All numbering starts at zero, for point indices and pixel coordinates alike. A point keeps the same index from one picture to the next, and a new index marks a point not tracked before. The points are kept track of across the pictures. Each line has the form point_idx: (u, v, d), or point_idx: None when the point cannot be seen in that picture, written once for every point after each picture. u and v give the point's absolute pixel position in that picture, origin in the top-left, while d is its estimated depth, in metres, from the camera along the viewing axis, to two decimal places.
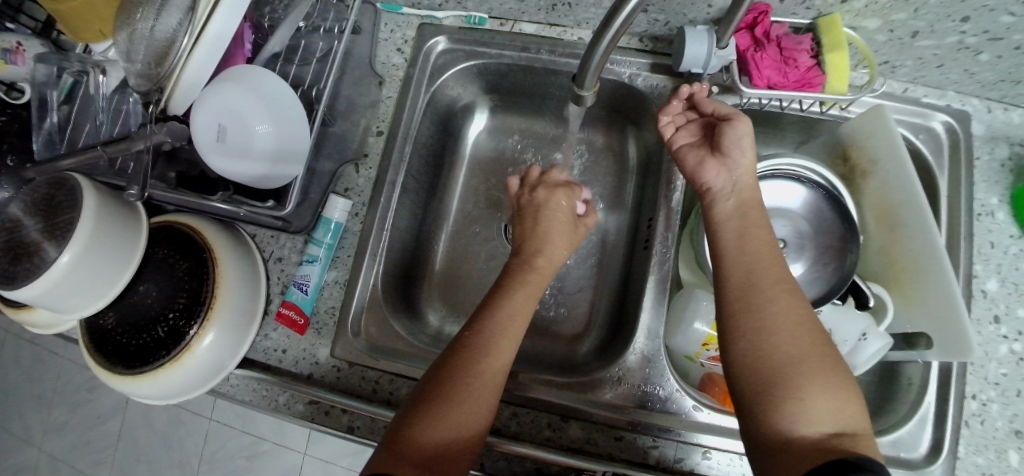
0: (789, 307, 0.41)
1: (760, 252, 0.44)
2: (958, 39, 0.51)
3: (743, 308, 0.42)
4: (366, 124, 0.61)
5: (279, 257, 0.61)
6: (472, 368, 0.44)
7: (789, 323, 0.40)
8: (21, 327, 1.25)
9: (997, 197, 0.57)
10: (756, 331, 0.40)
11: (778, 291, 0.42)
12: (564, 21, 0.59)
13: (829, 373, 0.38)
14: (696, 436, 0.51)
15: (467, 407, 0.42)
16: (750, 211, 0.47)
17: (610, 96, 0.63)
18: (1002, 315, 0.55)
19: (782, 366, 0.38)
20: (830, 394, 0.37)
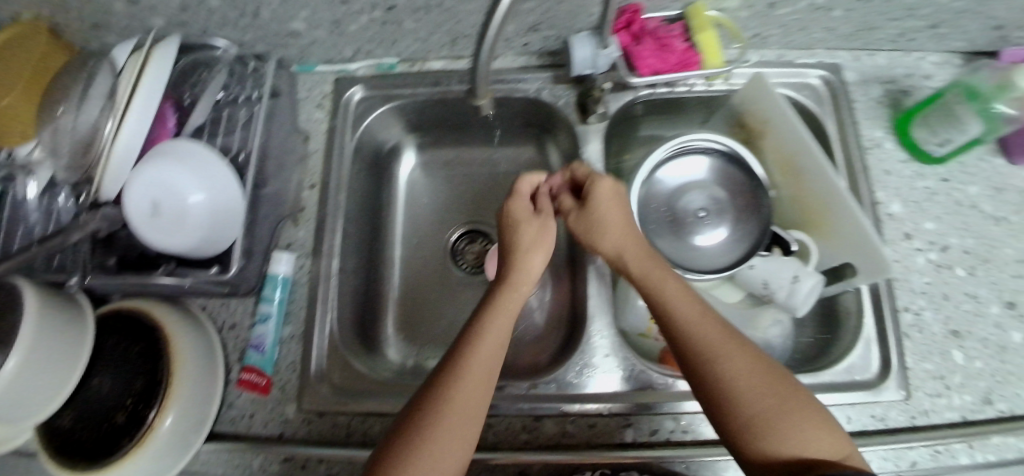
0: (741, 348, 0.43)
1: (686, 298, 0.46)
2: (810, 2, 0.57)
3: (699, 359, 0.43)
4: (299, 180, 0.62)
5: (232, 324, 0.60)
6: (454, 412, 0.40)
7: (742, 367, 0.42)
8: None
9: (881, 130, 0.63)
10: (718, 380, 0.41)
11: (726, 334, 0.44)
12: (466, 53, 0.64)
13: (794, 406, 0.40)
14: (684, 404, 0.53)
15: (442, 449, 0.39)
16: (653, 260, 0.49)
17: (522, 113, 0.67)
18: (912, 232, 0.60)
19: (753, 409, 0.40)
20: (803, 431, 0.39)
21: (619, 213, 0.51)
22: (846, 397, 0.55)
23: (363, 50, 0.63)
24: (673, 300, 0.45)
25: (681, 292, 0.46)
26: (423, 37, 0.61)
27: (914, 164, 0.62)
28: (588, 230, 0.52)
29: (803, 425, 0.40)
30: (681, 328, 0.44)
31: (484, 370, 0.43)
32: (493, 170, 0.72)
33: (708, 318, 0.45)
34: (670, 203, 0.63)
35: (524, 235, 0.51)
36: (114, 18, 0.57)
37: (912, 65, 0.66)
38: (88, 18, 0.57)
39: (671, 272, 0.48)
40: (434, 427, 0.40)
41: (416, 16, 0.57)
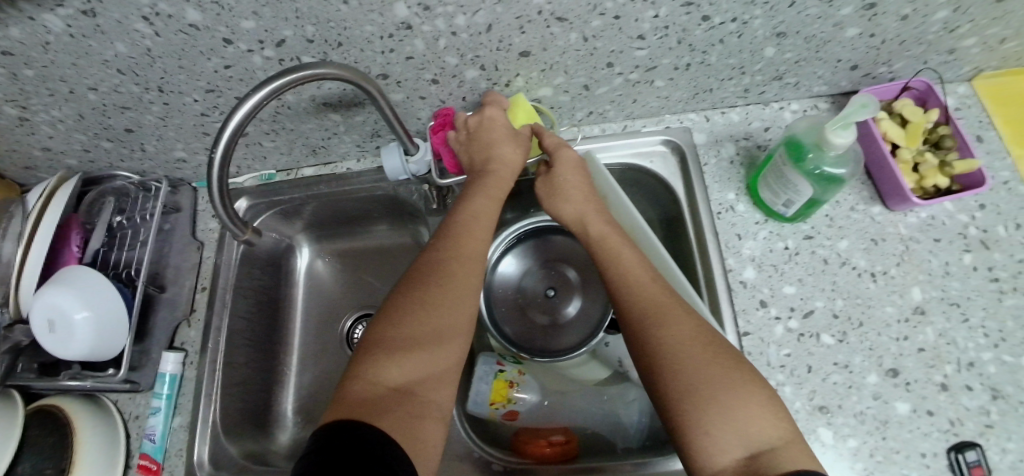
0: (685, 320, 0.44)
1: (645, 272, 0.49)
2: (624, 78, 0.58)
3: (644, 322, 0.45)
4: (192, 283, 0.69)
5: (137, 414, 0.66)
6: (421, 327, 0.44)
7: (689, 335, 0.43)
8: None
9: (733, 192, 0.61)
10: (654, 343, 0.43)
11: (677, 305, 0.46)
12: (331, 159, 0.71)
13: (741, 381, 0.40)
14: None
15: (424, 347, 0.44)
16: (612, 231, 0.53)
17: (390, 205, 0.72)
18: (768, 298, 0.57)
19: (690, 378, 0.41)
20: (742, 410, 0.39)
21: (576, 175, 0.57)
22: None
23: (244, 166, 0.71)
24: (626, 272, 0.49)
25: (635, 263, 0.50)
26: (286, 152, 0.68)
27: (769, 224, 0.59)
28: (556, 190, 0.57)
29: (748, 406, 0.39)
30: (630, 298, 0.47)
31: (451, 287, 0.47)
32: (379, 256, 0.78)
33: (659, 289, 0.47)
34: (517, 285, 0.64)
35: (492, 145, 0.55)
36: (34, 163, 0.68)
37: (769, 118, 0.64)
38: (18, 166, 0.68)
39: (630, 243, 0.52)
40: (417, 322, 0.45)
41: (271, 137, 0.65)
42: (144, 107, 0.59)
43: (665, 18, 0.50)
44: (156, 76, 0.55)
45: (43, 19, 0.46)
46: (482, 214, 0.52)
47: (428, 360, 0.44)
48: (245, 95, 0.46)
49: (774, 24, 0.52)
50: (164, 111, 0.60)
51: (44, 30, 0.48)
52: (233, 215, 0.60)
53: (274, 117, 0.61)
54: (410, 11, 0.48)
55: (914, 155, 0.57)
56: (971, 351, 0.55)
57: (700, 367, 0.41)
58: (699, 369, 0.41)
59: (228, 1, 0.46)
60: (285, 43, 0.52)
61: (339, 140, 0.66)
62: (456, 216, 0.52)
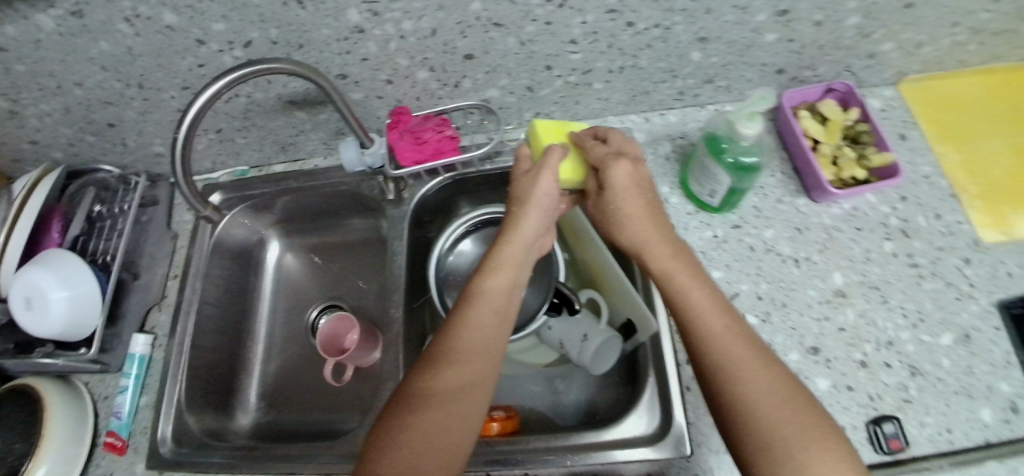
0: (766, 368, 0.46)
1: (721, 313, 0.50)
2: (564, 80, 0.63)
3: (719, 373, 0.46)
4: (165, 271, 0.74)
5: (107, 394, 0.70)
6: (467, 364, 0.49)
7: (770, 386, 0.45)
8: None
9: (668, 186, 0.65)
10: (729, 394, 0.45)
11: (751, 348, 0.47)
12: (300, 156, 0.75)
13: (822, 432, 0.43)
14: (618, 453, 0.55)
15: (466, 396, 0.48)
16: (680, 265, 0.53)
17: (353, 200, 0.76)
18: None
19: (776, 432, 0.43)
20: (826, 464, 0.41)
21: (636, 198, 0.56)
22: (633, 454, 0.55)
23: (219, 162, 0.76)
24: (696, 313, 0.50)
25: (711, 303, 0.50)
26: (258, 149, 0.73)
27: (701, 214, 0.64)
28: (618, 215, 0.56)
29: (823, 458, 0.41)
30: (712, 338, 0.48)
31: (490, 324, 0.52)
32: (343, 248, 0.81)
33: (736, 331, 0.48)
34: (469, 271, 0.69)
35: (548, 178, 0.56)
36: (21, 155, 0.72)
37: (704, 118, 0.69)
38: (6, 158, 0.73)
39: (699, 276, 0.52)
40: (456, 369, 0.49)
41: (241, 133, 0.70)
42: (126, 102, 0.65)
43: (593, 24, 0.55)
44: (136, 74, 0.60)
45: (36, 19, 0.52)
46: (510, 261, 0.56)
47: (464, 405, 0.47)
48: (207, 84, 0.51)
49: (695, 30, 0.57)
50: (143, 106, 0.66)
51: (36, 29, 0.53)
52: (198, 194, 0.65)
53: (244, 114, 0.66)
54: (362, 17, 0.54)
55: (833, 150, 0.63)
56: (888, 331, 0.60)
57: (775, 420, 0.43)
58: (774, 423, 0.43)
59: (200, 4, 0.52)
60: (252, 45, 0.58)
61: (305, 138, 0.71)
62: (496, 260, 0.56)
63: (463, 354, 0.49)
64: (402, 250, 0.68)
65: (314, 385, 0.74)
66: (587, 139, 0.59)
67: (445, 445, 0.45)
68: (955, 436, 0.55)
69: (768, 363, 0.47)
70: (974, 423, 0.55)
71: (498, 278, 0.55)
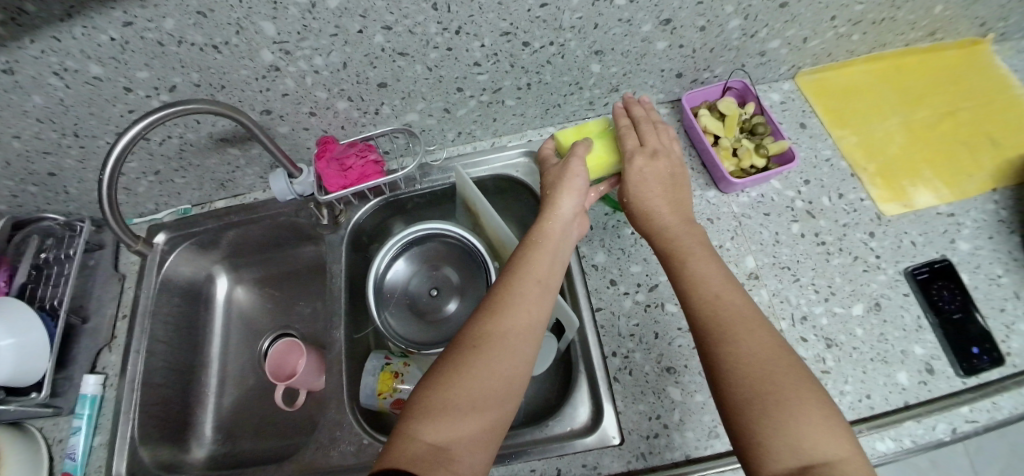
0: (754, 329, 0.46)
1: (722, 282, 0.50)
2: (477, 100, 0.68)
3: (718, 333, 0.46)
4: (115, 311, 0.76)
5: (60, 438, 0.71)
6: (500, 335, 0.48)
7: (767, 345, 0.45)
8: None
9: None
10: (721, 355, 0.45)
11: (747, 312, 0.47)
12: (240, 191, 0.79)
13: (814, 388, 0.42)
14: (576, 442, 0.57)
15: (481, 382, 0.45)
16: (695, 241, 0.54)
17: (294, 229, 0.79)
18: (617, 277, 0.65)
19: (765, 386, 0.42)
20: (815, 416, 0.40)
21: (655, 187, 0.58)
22: (569, 443, 0.58)
23: (161, 202, 0.79)
24: (700, 281, 0.50)
25: (711, 274, 0.51)
26: (197, 186, 0.76)
27: (615, 214, 0.70)
28: (635, 204, 0.58)
29: (810, 417, 0.40)
30: (707, 304, 0.48)
31: (527, 298, 0.51)
32: (293, 275, 0.84)
33: (739, 296, 0.49)
34: (405, 289, 0.71)
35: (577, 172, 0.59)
36: None
37: None
38: None
39: (710, 253, 0.53)
40: (480, 354, 0.47)
41: (180, 173, 0.73)
42: (64, 151, 0.68)
43: (491, 47, 0.60)
44: (71, 123, 0.64)
45: None
46: (537, 251, 0.55)
47: (480, 391, 0.45)
48: (127, 128, 0.55)
49: (588, 44, 0.62)
50: (81, 154, 0.69)
51: None
52: (128, 228, 0.68)
53: (179, 154, 0.70)
54: (275, 56, 0.58)
55: (732, 143, 0.69)
56: (803, 306, 0.64)
57: (773, 379, 0.42)
58: (771, 380, 0.42)
59: (122, 55, 0.55)
60: (176, 89, 0.61)
61: (242, 172, 0.75)
62: (525, 249, 0.55)
63: (490, 339, 0.48)
64: (340, 272, 0.71)
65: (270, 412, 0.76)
66: (622, 118, 0.63)
67: (474, 413, 0.44)
68: (876, 402, 0.59)
69: (775, 334, 0.46)
70: (893, 388, 0.60)
71: (534, 254, 0.54)
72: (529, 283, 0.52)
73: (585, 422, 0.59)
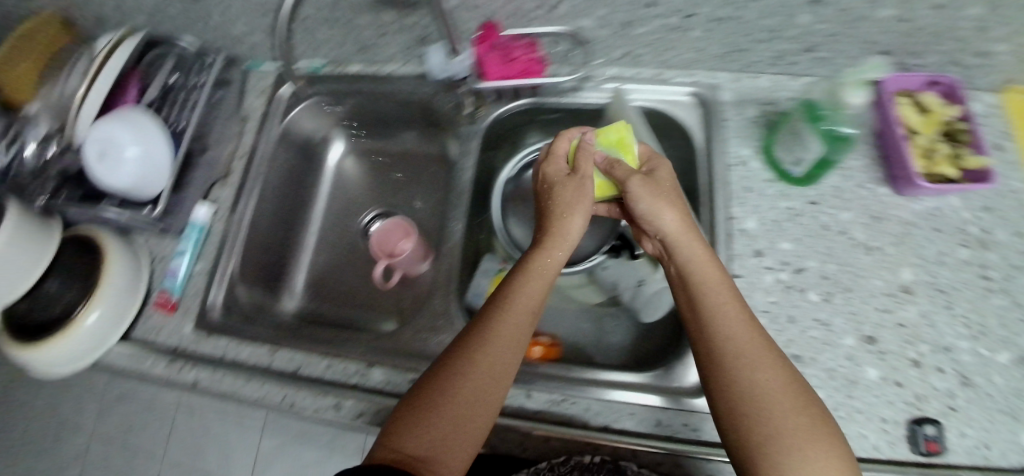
0: (756, 364, 0.42)
1: (742, 320, 0.45)
2: (662, 22, 0.61)
3: (717, 365, 0.43)
4: (231, 151, 0.75)
5: (162, 258, 0.74)
6: (487, 346, 0.45)
7: (773, 376, 0.42)
8: None
9: (749, 148, 0.63)
10: (724, 387, 0.42)
11: (750, 340, 0.44)
12: (377, 59, 0.74)
13: (817, 424, 0.40)
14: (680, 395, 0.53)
15: (469, 404, 0.42)
16: (713, 272, 0.48)
17: (423, 111, 0.74)
18: (763, 249, 0.60)
19: (762, 427, 0.40)
20: (811, 460, 0.38)
21: (664, 200, 0.53)
22: (612, 392, 0.54)
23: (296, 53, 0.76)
24: (706, 315, 0.46)
25: (720, 298, 0.46)
26: (337, 44, 0.73)
27: (777, 184, 0.62)
28: (649, 216, 0.53)
29: (816, 461, 0.38)
30: (702, 335, 0.45)
31: (522, 304, 0.48)
32: (407, 157, 0.81)
33: (738, 324, 0.45)
34: (532, 201, 0.72)
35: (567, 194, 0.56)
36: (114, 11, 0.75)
37: (796, 90, 0.66)
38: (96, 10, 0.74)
39: (732, 288, 0.47)
40: (473, 373, 0.43)
41: (324, 25, 0.70)
42: None
43: None
44: None
45: None
46: (534, 278, 0.50)
47: (469, 407, 0.42)
48: None
49: None
50: None
51: None
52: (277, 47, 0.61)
53: (332, 6, 0.66)
54: None
55: (928, 142, 0.61)
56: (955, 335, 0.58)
57: (775, 421, 0.40)
58: (771, 423, 0.40)
59: None
60: None
61: (387, 39, 0.70)
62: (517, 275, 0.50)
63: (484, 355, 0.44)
64: (469, 169, 0.68)
65: (357, 284, 0.75)
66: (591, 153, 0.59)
67: (459, 428, 0.41)
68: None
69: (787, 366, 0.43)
70: None
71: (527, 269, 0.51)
72: (524, 304, 0.48)
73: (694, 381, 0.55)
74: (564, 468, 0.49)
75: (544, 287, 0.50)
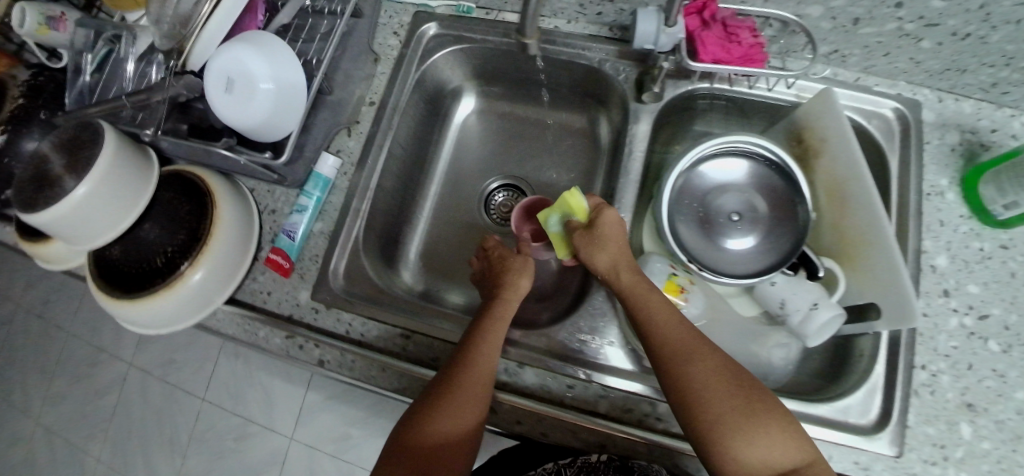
0: (703, 367, 0.49)
1: (676, 327, 0.52)
2: (898, 26, 0.55)
3: (673, 368, 0.49)
4: (359, 94, 0.70)
5: (273, 209, 0.69)
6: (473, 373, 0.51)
7: (711, 374, 0.48)
8: (38, 303, 1.41)
9: (947, 179, 0.60)
10: (679, 388, 0.48)
11: (691, 345, 0.50)
12: (541, 11, 0.68)
13: (762, 407, 0.47)
14: (833, 434, 0.55)
15: (458, 412, 0.50)
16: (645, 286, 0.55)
17: (582, 81, 0.70)
18: (951, 289, 0.57)
19: (709, 423, 0.46)
20: (757, 439, 0.45)
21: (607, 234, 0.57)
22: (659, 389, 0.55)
23: None
24: (651, 326, 0.52)
25: (650, 309, 0.53)
26: None
27: (973, 222, 0.59)
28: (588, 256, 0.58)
29: (763, 438, 0.46)
30: (654, 344, 0.51)
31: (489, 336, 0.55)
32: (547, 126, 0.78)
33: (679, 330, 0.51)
34: (703, 200, 0.65)
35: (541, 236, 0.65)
36: None
37: (999, 120, 0.61)
38: None
39: (653, 296, 0.54)
40: (456, 391, 0.50)
41: None
42: None
43: None
44: None
45: None
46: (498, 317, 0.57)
47: (460, 414, 0.50)
48: None
49: None
50: None
51: None
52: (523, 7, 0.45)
53: None
54: None
55: None
56: None
57: (719, 414, 0.46)
58: (714, 415, 0.46)
59: None
60: None
61: None
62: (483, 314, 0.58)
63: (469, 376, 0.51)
64: (640, 153, 0.64)
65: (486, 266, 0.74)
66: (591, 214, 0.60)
67: (458, 432, 0.50)
68: None
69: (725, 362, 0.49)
70: None
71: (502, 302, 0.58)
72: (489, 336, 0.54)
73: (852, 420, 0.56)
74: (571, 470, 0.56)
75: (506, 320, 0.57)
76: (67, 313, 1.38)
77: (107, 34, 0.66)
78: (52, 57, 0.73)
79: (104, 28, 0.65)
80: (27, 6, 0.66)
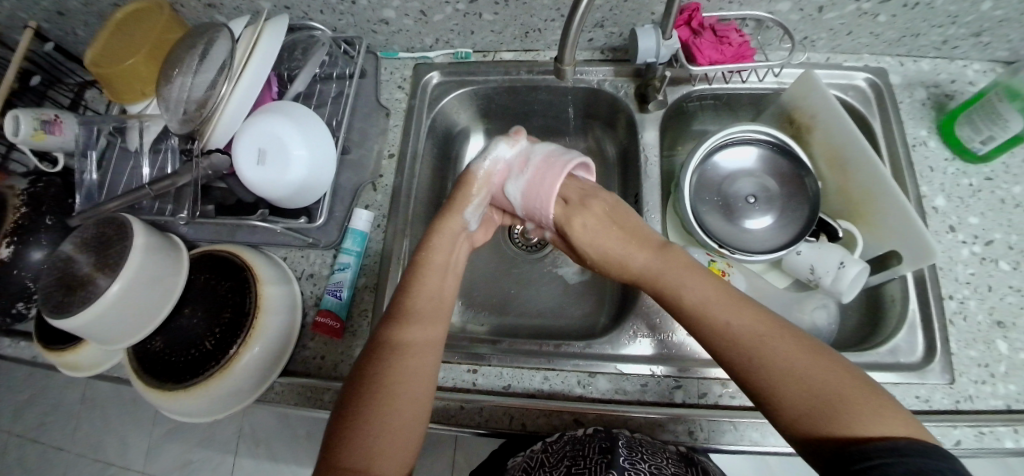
0: (770, 342, 0.46)
1: (724, 302, 0.50)
2: (857, 6, 0.62)
3: (737, 350, 0.47)
4: (379, 149, 0.73)
5: (310, 274, 0.69)
6: (399, 394, 0.48)
7: (783, 350, 0.45)
8: (18, 429, 1.28)
9: (926, 129, 0.68)
10: (754, 368, 0.46)
11: (760, 326, 0.47)
12: (536, 45, 0.75)
13: (844, 379, 0.43)
14: (892, 374, 0.58)
15: (381, 439, 0.46)
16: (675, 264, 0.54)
17: (584, 101, 0.77)
18: (956, 224, 0.64)
19: (796, 399, 0.43)
20: (865, 414, 0.41)
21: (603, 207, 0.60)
22: None
23: (444, 40, 0.75)
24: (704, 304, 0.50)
25: (705, 304, 0.50)
26: (499, 31, 0.72)
27: (957, 162, 0.66)
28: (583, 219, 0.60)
29: (869, 412, 0.41)
30: (708, 321, 0.49)
31: (417, 355, 0.50)
32: None
33: (741, 311, 0.49)
34: (719, 187, 0.70)
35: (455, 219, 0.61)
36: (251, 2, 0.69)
37: (956, 72, 0.70)
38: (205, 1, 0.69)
39: (695, 273, 0.53)
40: (384, 416, 0.47)
41: (496, 9, 0.67)
42: None
43: None
44: None
45: None
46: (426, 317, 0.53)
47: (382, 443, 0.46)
48: None
49: None
50: None
51: None
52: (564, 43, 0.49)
53: None
54: None
55: None
56: None
57: (807, 389, 0.43)
58: (805, 392, 0.43)
59: None
60: None
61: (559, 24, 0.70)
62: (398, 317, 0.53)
63: (398, 393, 0.48)
64: (655, 159, 0.70)
65: (530, 291, 0.76)
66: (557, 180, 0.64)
67: (383, 448, 0.46)
68: None
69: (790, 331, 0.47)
70: None
71: (415, 324, 0.52)
72: (421, 345, 0.51)
73: (902, 359, 0.60)
74: (557, 446, 0.52)
75: (435, 311, 0.55)
76: (53, 435, 1.26)
77: (108, 130, 0.66)
78: (43, 162, 0.72)
79: (105, 124, 0.65)
80: (20, 113, 0.65)
